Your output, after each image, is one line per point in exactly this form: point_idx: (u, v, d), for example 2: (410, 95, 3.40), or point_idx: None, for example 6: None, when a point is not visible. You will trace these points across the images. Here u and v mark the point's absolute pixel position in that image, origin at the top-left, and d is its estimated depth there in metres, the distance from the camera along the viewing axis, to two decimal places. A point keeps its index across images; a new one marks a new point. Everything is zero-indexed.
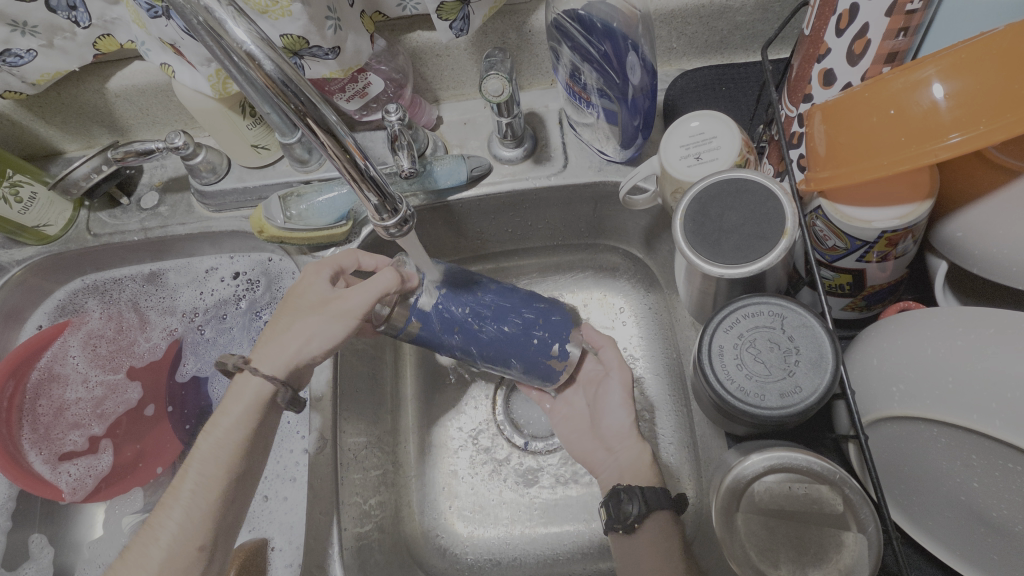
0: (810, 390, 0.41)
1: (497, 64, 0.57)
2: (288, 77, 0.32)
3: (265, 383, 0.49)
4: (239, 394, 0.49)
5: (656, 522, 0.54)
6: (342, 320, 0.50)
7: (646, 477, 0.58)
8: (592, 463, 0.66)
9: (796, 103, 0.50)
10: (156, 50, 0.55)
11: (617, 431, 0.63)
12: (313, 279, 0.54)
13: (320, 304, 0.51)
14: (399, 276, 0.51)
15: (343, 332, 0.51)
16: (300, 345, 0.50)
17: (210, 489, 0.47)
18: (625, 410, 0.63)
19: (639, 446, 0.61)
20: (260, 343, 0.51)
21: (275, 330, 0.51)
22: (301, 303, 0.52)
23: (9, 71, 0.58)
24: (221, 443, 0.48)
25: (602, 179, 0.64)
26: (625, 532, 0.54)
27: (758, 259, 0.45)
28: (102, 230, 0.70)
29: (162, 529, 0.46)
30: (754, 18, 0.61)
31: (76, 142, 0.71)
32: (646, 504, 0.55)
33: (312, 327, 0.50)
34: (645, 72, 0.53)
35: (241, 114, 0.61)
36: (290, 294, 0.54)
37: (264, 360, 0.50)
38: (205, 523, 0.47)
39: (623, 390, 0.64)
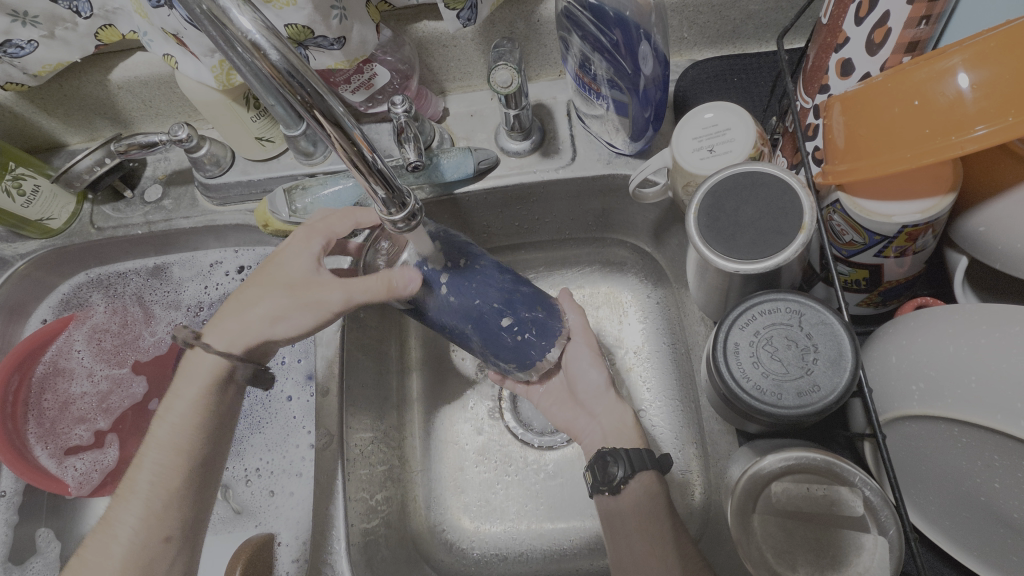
0: (829, 388, 0.41)
1: (507, 55, 0.55)
2: (293, 67, 0.31)
3: (221, 359, 0.51)
4: (192, 375, 0.51)
5: (640, 483, 0.54)
6: (313, 309, 0.50)
7: (632, 438, 0.59)
8: (576, 430, 0.65)
9: (813, 94, 0.49)
10: (159, 41, 0.54)
11: (594, 393, 0.63)
12: (299, 250, 0.51)
13: (298, 284, 0.50)
14: (388, 286, 0.48)
15: (312, 320, 0.51)
16: (268, 328, 0.50)
17: (167, 479, 0.49)
18: (597, 370, 0.62)
19: (620, 406, 0.61)
20: (227, 312, 0.51)
21: (243, 300, 0.51)
22: (280, 275, 0.50)
23: (9, 62, 0.57)
24: (178, 427, 0.50)
25: (611, 172, 0.63)
26: (610, 493, 0.55)
27: (774, 255, 0.44)
28: (106, 223, 0.69)
29: (120, 524, 0.48)
30: (768, 7, 0.59)
31: (80, 135, 0.71)
32: (632, 466, 0.54)
33: (282, 311, 0.50)
34: (657, 62, 0.52)
35: (246, 106, 0.60)
36: (274, 259, 0.52)
37: (224, 336, 0.50)
38: (166, 515, 0.49)
39: (591, 350, 0.63)
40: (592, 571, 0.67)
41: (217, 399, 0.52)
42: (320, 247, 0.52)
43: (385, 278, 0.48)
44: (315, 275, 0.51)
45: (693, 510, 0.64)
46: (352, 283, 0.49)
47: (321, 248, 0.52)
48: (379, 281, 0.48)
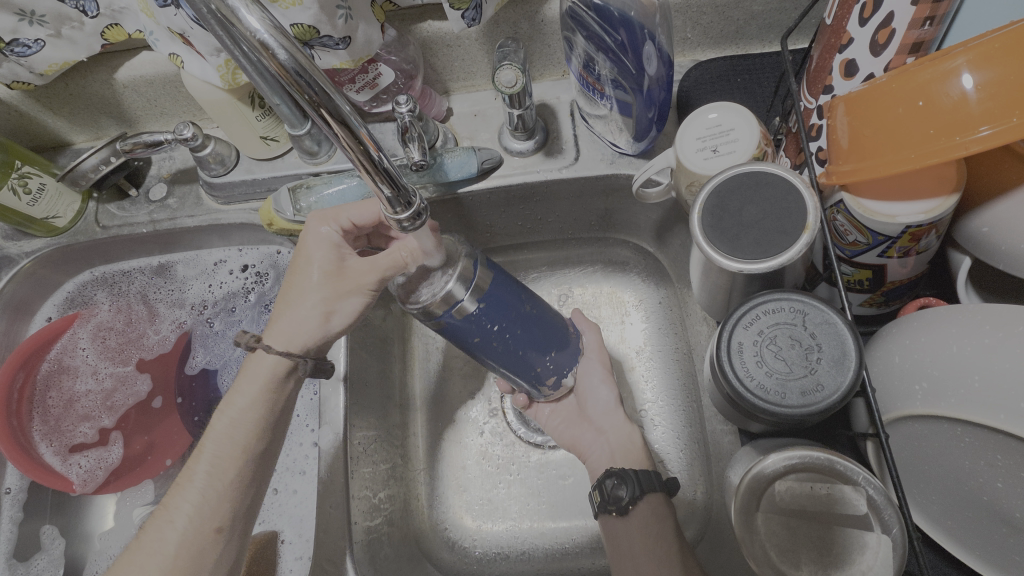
0: (833, 387, 0.41)
1: (511, 55, 0.56)
2: (302, 66, 0.31)
3: (282, 359, 0.50)
4: (253, 372, 0.50)
5: (648, 504, 0.54)
6: (359, 293, 0.51)
7: (637, 457, 0.60)
8: (580, 447, 0.65)
9: (816, 95, 0.49)
10: (165, 40, 0.54)
11: (605, 411, 0.64)
12: (321, 239, 0.52)
13: (332, 272, 0.51)
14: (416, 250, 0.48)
15: (361, 305, 0.52)
16: (324, 320, 0.51)
17: (223, 470, 0.49)
18: (608, 388, 0.65)
19: (629, 426, 0.62)
20: (273, 321, 0.51)
21: (283, 304, 0.51)
22: (310, 270, 0.51)
23: (17, 61, 0.57)
24: (238, 423, 0.50)
25: (615, 172, 0.63)
26: (618, 514, 0.54)
27: (778, 255, 0.44)
28: (111, 221, 0.69)
29: (177, 510, 0.48)
30: (771, 7, 0.60)
31: (85, 134, 0.71)
32: (640, 486, 0.55)
33: (330, 302, 0.50)
34: (661, 62, 0.52)
35: (251, 105, 0.61)
36: (298, 259, 0.52)
37: (283, 334, 0.50)
38: (219, 505, 0.48)
39: (603, 367, 0.65)
40: (594, 570, 0.67)
41: (279, 393, 0.51)
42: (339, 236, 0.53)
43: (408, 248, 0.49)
44: (344, 261, 0.52)
45: (694, 510, 0.64)
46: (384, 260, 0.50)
47: (338, 235, 0.53)
48: (402, 249, 0.49)
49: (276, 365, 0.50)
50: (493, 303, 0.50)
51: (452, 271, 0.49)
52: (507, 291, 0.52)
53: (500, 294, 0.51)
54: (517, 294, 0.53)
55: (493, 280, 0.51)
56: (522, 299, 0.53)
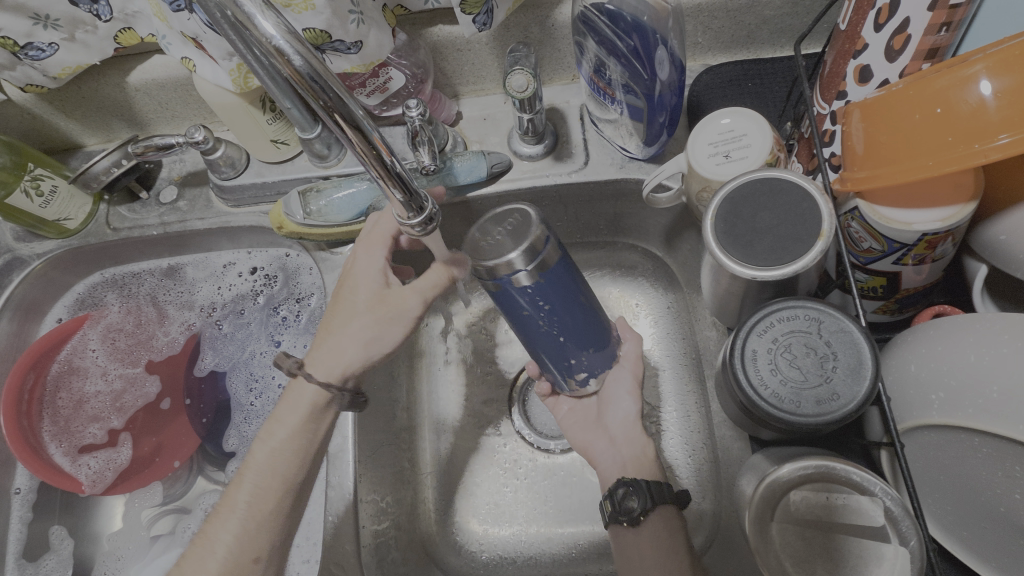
0: (848, 397, 0.40)
1: (523, 60, 0.55)
2: (316, 72, 0.32)
3: (319, 390, 0.51)
4: (295, 403, 0.52)
5: (661, 516, 0.53)
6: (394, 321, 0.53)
7: (651, 471, 0.58)
8: (592, 453, 0.63)
9: (829, 101, 0.48)
10: (177, 44, 0.54)
11: (622, 421, 0.62)
12: (366, 264, 0.54)
13: (375, 301, 0.53)
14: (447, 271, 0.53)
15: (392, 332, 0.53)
16: (363, 347, 0.52)
17: (264, 500, 0.49)
18: (632, 400, 0.62)
19: (643, 438, 0.60)
20: (318, 347, 0.53)
21: (329, 330, 0.53)
22: (356, 301, 0.53)
23: (31, 64, 0.58)
24: (278, 453, 0.51)
25: (625, 176, 0.63)
26: (629, 524, 0.53)
27: (792, 262, 0.43)
28: (122, 223, 0.70)
29: (216, 540, 0.49)
30: (782, 12, 0.59)
31: (96, 136, 0.71)
32: (651, 499, 0.54)
33: (367, 330, 0.52)
34: (672, 67, 0.53)
35: (262, 109, 0.61)
36: (348, 280, 0.55)
37: (321, 364, 0.52)
38: (258, 534, 0.49)
39: (633, 379, 0.63)
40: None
41: (317, 425, 0.52)
42: (382, 255, 0.55)
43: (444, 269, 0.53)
44: (383, 289, 0.53)
45: (702, 516, 0.64)
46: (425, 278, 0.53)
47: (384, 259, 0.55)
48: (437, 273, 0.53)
49: (313, 399, 0.51)
50: (555, 282, 0.50)
51: (523, 242, 0.48)
52: (569, 276, 0.51)
53: (561, 274, 0.51)
54: (574, 284, 0.52)
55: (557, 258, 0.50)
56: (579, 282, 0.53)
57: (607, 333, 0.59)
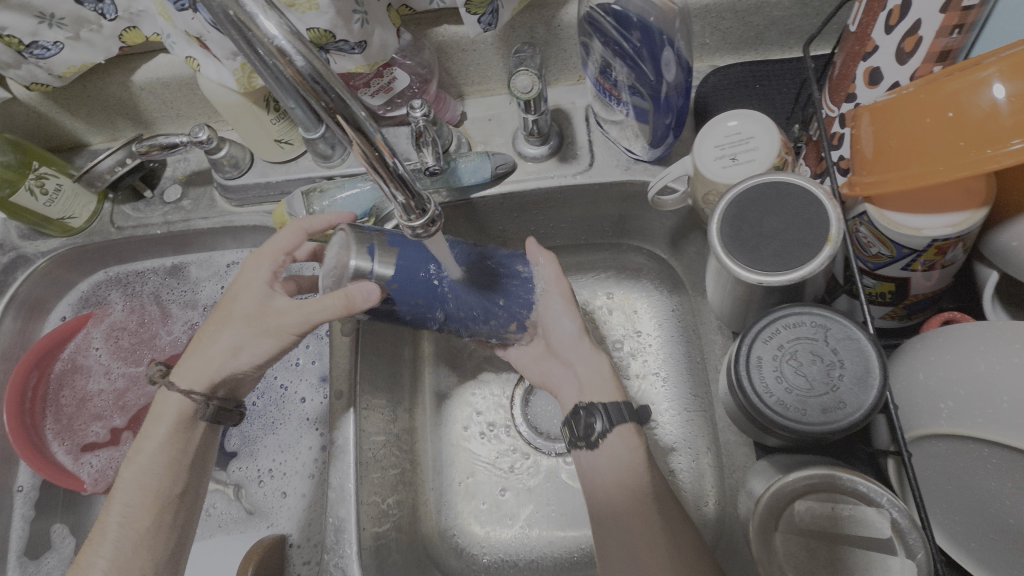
0: (855, 405, 0.40)
1: (527, 60, 0.55)
2: (318, 73, 0.31)
3: (184, 399, 0.52)
4: (159, 414, 0.52)
5: (620, 436, 0.54)
6: (273, 335, 0.50)
7: (609, 389, 0.58)
8: (551, 384, 0.63)
9: (838, 103, 0.48)
10: (182, 43, 0.54)
11: (572, 343, 0.61)
12: (250, 278, 0.52)
13: (255, 314, 0.50)
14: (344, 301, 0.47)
15: (272, 346, 0.51)
16: (231, 359, 0.51)
17: (137, 519, 0.50)
18: (572, 320, 0.60)
19: (597, 355, 0.60)
20: (187, 356, 0.52)
21: (201, 341, 0.52)
22: (236, 309, 0.51)
23: (36, 63, 0.58)
24: (148, 466, 0.51)
25: (630, 178, 0.63)
26: (588, 448, 0.56)
27: (799, 267, 0.43)
28: (126, 222, 0.70)
29: (89, 567, 0.48)
30: (792, 13, 0.59)
31: (101, 135, 0.71)
32: (610, 419, 0.55)
33: (242, 340, 0.50)
34: (679, 68, 0.52)
35: (266, 109, 0.60)
36: (230, 291, 0.52)
37: (190, 373, 0.51)
38: (139, 556, 0.49)
39: (564, 298, 0.60)
40: None
41: (188, 438, 0.53)
42: (270, 270, 0.52)
43: (342, 295, 0.47)
44: (268, 302, 0.51)
45: (706, 522, 0.64)
46: (313, 303, 0.48)
47: (271, 273, 0.52)
48: (336, 298, 0.47)
49: (179, 408, 0.52)
50: (405, 277, 0.50)
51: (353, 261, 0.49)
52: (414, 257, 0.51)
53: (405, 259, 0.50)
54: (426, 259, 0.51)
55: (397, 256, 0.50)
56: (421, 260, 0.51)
57: (515, 267, 0.56)
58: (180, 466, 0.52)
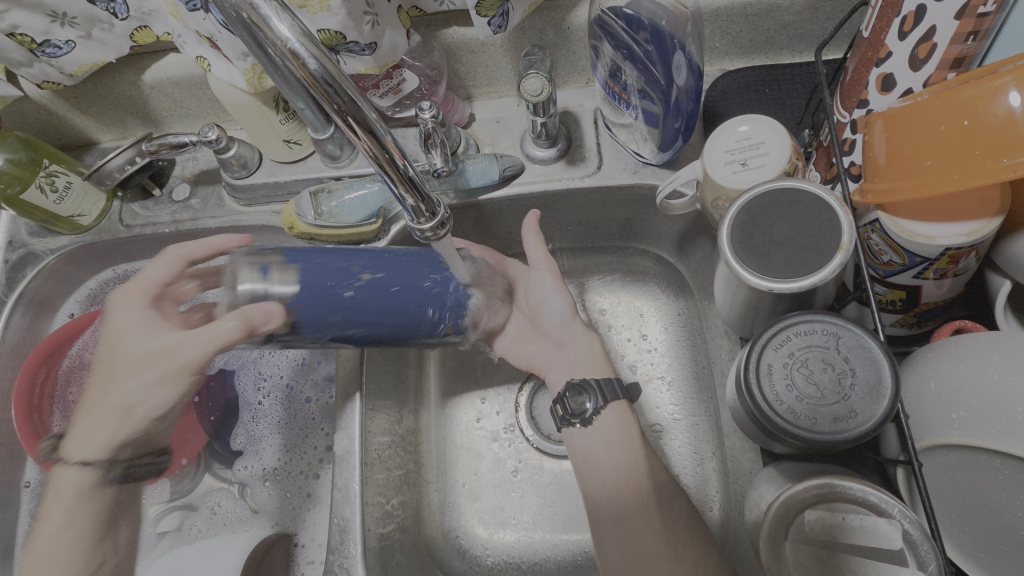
0: (866, 415, 0.40)
1: (537, 63, 0.55)
2: (331, 76, 0.31)
3: (84, 469, 0.46)
4: (59, 493, 0.47)
5: (613, 412, 0.57)
6: (172, 378, 0.46)
7: (600, 367, 0.61)
8: (539, 365, 0.64)
9: (849, 110, 0.47)
10: (192, 43, 0.54)
11: (561, 323, 0.62)
12: (130, 319, 0.47)
13: (142, 359, 0.45)
14: (238, 321, 0.43)
15: (176, 389, 0.46)
16: (131, 413, 0.46)
17: None
18: (562, 298, 0.62)
19: (586, 335, 0.62)
20: (80, 426, 0.48)
21: (93, 401, 0.48)
22: (117, 359, 0.46)
23: (48, 62, 0.58)
24: (59, 538, 0.46)
25: (638, 182, 0.63)
26: (581, 425, 0.58)
27: (810, 274, 0.43)
28: (135, 221, 0.70)
29: None
30: (804, 17, 0.58)
31: (111, 133, 0.71)
32: (601, 397, 0.58)
33: (133, 392, 0.45)
34: (690, 73, 0.52)
35: (275, 109, 0.61)
36: (111, 341, 0.47)
37: (81, 445, 0.47)
38: None
39: (553, 277, 0.62)
40: None
41: (98, 506, 0.47)
42: (148, 306, 0.47)
43: (238, 316, 0.43)
44: (155, 342, 0.45)
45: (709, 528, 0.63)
46: (208, 332, 0.43)
47: (148, 308, 0.47)
48: (232, 319, 0.43)
49: (80, 480, 0.46)
50: (313, 297, 0.44)
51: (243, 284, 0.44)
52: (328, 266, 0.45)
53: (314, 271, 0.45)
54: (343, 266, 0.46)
55: (297, 272, 0.44)
56: (320, 275, 0.45)
57: (438, 259, 0.50)
58: (95, 532, 0.48)
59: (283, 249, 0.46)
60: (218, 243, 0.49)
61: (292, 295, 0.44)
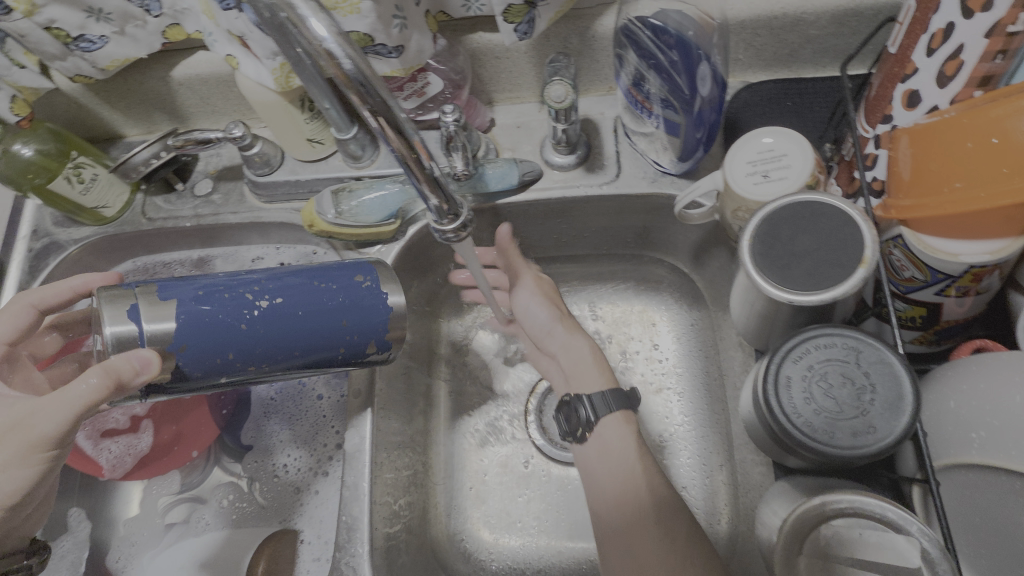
0: (886, 431, 0.39)
1: (562, 70, 0.56)
2: (365, 76, 0.32)
3: None
4: None
5: (609, 424, 0.58)
6: (30, 461, 0.43)
7: (592, 373, 0.62)
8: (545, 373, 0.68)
9: (874, 124, 0.47)
10: (222, 41, 0.55)
11: (549, 332, 0.66)
12: None
13: None
14: (113, 374, 0.42)
15: (34, 471, 0.44)
16: None
17: None
18: (545, 307, 0.66)
19: (576, 341, 0.64)
20: None
21: None
22: None
23: (81, 56, 0.59)
24: None
25: (656, 191, 0.63)
26: (578, 440, 0.59)
27: (832, 288, 0.42)
28: (157, 214, 0.71)
29: None
30: (829, 32, 0.58)
31: (138, 127, 0.73)
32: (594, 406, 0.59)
33: None
34: (714, 84, 0.52)
35: (301, 109, 0.62)
36: None
37: None
38: None
39: (534, 290, 0.67)
40: None
41: None
42: None
43: (104, 371, 0.42)
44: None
45: (717, 540, 0.63)
46: (64, 392, 0.42)
47: None
48: (95, 375, 0.42)
49: None
50: (194, 334, 0.47)
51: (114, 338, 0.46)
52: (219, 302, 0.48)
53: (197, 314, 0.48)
54: (240, 296, 0.49)
55: (176, 309, 0.47)
56: (211, 310, 0.48)
57: (351, 279, 0.52)
58: None
59: (156, 285, 0.49)
60: (74, 287, 0.56)
61: (173, 335, 0.47)
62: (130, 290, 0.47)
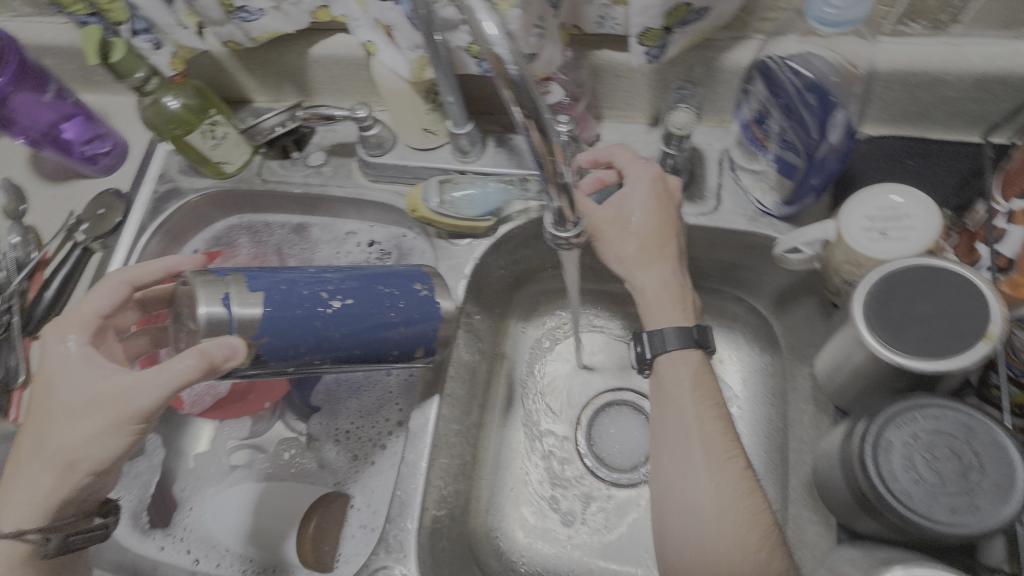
0: (990, 515, 0.38)
1: (688, 98, 0.59)
2: (524, 80, 0.35)
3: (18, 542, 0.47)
4: None
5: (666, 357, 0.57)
6: (123, 432, 0.46)
7: (661, 300, 0.58)
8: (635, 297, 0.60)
9: (1009, 198, 0.46)
10: (365, 28, 0.58)
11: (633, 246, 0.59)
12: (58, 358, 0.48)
13: (74, 407, 0.46)
14: (207, 357, 0.45)
15: (125, 441, 0.47)
16: (65, 469, 0.47)
17: None
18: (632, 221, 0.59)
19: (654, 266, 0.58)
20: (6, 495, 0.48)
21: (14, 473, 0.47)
22: (51, 404, 0.47)
23: (238, 25, 0.64)
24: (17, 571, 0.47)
25: (755, 230, 0.62)
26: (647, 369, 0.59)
27: (950, 357, 0.41)
28: (271, 176, 0.76)
29: None
30: (967, 96, 0.56)
31: (267, 95, 0.78)
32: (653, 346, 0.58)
33: (73, 445, 0.46)
34: (844, 133, 0.52)
35: (425, 100, 0.65)
36: (43, 385, 0.48)
37: (14, 519, 0.47)
38: None
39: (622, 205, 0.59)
40: None
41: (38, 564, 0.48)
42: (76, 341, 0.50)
43: (200, 354, 0.45)
44: (82, 392, 0.46)
45: None
46: (162, 372, 0.45)
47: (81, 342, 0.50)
48: (192, 356, 0.45)
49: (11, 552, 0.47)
50: (276, 328, 0.50)
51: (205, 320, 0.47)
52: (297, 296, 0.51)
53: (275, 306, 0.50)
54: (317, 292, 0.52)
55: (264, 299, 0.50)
56: (292, 305, 0.51)
57: (410, 286, 0.57)
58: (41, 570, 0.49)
59: (245, 275, 0.51)
60: (166, 267, 0.56)
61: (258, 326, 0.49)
62: (222, 278, 0.49)
